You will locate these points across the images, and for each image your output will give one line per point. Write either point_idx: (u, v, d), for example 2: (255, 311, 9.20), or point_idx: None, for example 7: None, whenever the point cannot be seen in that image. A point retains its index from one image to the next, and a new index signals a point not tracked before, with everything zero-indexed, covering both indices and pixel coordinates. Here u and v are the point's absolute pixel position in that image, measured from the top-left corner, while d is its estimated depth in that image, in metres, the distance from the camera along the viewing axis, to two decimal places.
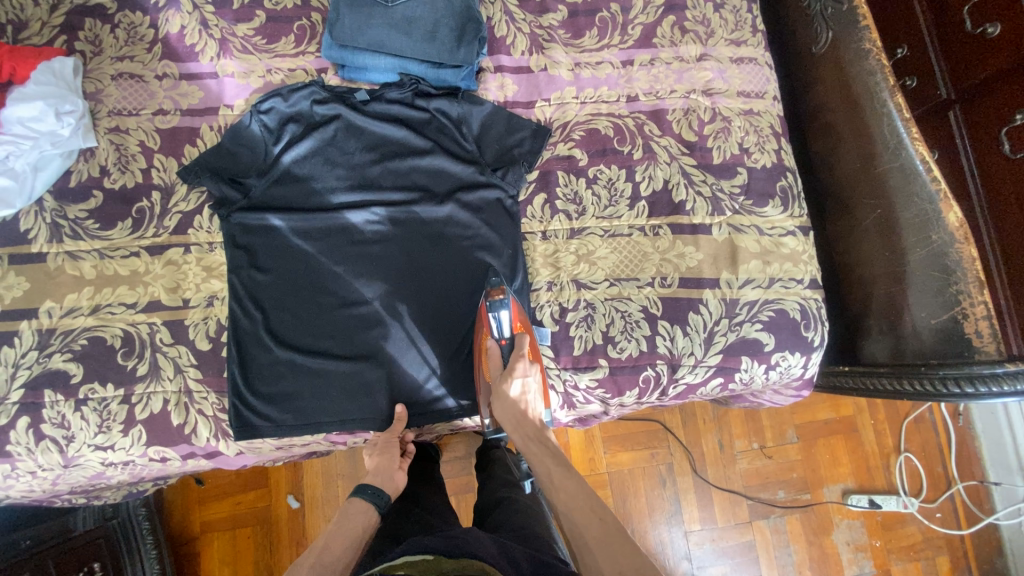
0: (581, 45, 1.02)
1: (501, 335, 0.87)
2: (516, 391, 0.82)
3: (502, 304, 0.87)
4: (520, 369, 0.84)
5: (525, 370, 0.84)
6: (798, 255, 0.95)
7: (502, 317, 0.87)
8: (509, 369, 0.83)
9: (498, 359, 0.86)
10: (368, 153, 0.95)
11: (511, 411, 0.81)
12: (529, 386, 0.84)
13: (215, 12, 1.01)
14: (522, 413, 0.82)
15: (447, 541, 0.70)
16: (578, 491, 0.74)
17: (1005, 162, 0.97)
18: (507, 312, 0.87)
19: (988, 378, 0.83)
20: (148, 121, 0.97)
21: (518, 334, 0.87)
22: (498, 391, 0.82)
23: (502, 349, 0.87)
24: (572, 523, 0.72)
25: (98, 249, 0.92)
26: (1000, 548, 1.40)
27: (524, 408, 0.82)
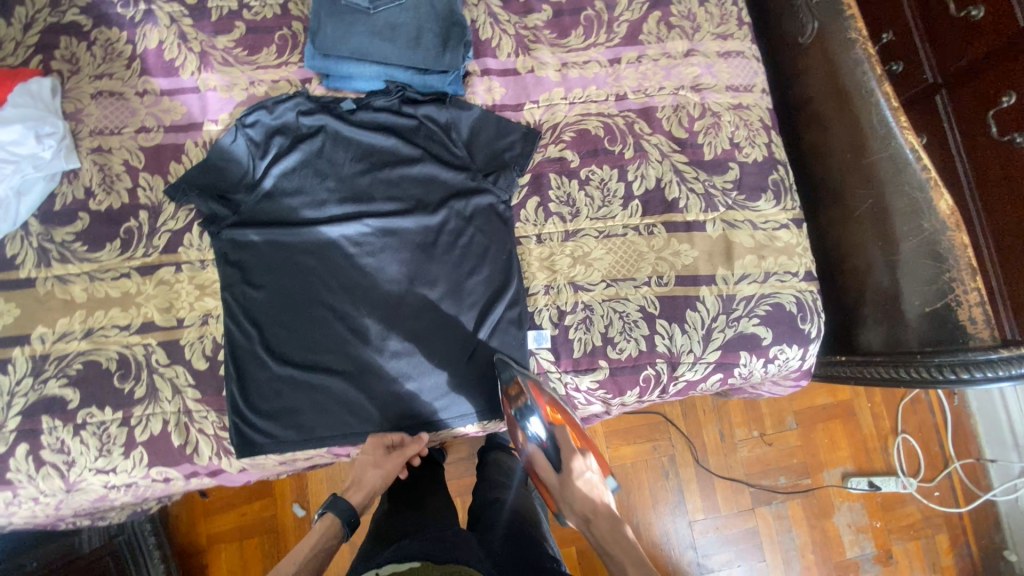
0: (567, 45, 1.01)
1: (539, 437, 0.89)
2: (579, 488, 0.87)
3: (530, 410, 0.86)
4: (578, 466, 0.88)
5: (581, 466, 0.88)
6: (792, 249, 0.95)
7: (533, 422, 0.87)
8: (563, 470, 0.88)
9: (548, 462, 0.90)
10: (357, 163, 0.94)
11: (579, 512, 0.86)
12: (591, 479, 0.88)
13: (194, 25, 1.00)
14: (590, 508, 0.85)
15: (436, 547, 0.70)
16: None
17: (993, 144, 0.97)
18: (536, 415, 0.87)
19: (984, 363, 0.83)
20: (131, 138, 0.96)
21: (555, 432, 0.88)
22: (562, 495, 0.88)
23: (548, 451, 0.90)
24: None
25: (88, 271, 0.91)
26: (998, 523, 1.43)
27: (594, 504, 0.85)
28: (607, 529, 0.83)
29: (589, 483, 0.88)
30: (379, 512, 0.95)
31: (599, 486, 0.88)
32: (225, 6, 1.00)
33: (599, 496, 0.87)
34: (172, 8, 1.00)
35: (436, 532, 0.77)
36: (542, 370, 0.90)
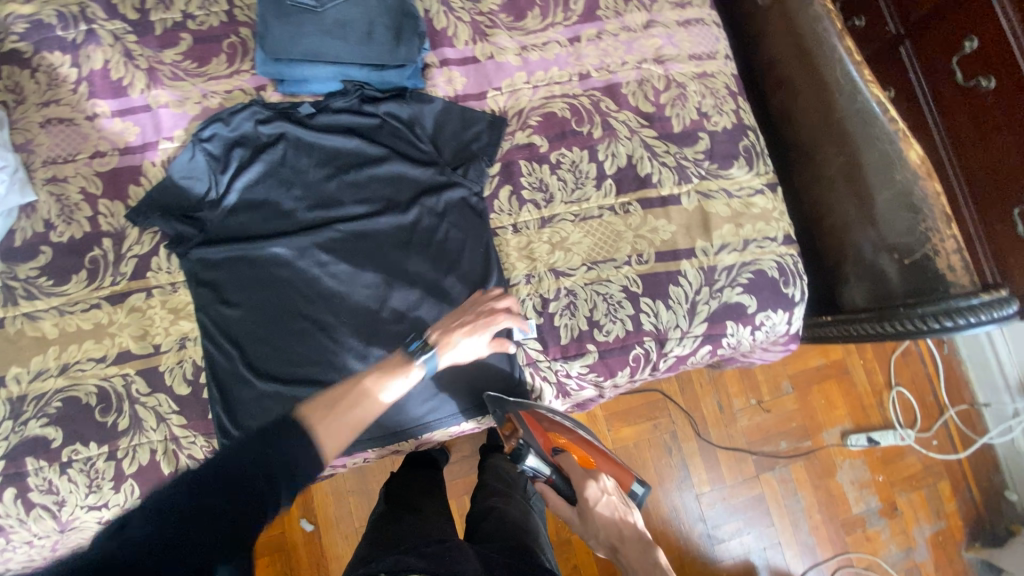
0: (525, 27, 0.99)
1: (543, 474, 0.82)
2: (605, 513, 0.78)
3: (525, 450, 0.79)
4: (594, 491, 0.80)
5: (597, 490, 0.80)
6: (769, 214, 0.95)
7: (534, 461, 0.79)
8: (581, 497, 0.80)
9: (559, 495, 0.82)
10: (322, 168, 0.91)
11: (607, 541, 0.78)
12: (613, 499, 0.80)
13: (139, 41, 0.96)
14: (619, 531, 0.77)
15: (437, 562, 0.67)
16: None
17: (959, 89, 1.07)
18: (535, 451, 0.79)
19: (966, 309, 0.84)
20: (86, 165, 0.93)
21: (559, 457, 0.84)
22: (586, 526, 0.79)
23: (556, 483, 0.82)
24: None
25: (56, 306, 0.88)
26: (997, 465, 1.46)
27: (621, 531, 0.77)
28: (636, 556, 0.77)
29: (612, 507, 0.79)
30: (376, 514, 0.94)
31: (624, 506, 0.80)
32: (170, 18, 0.97)
33: (625, 521, 0.79)
34: (115, 27, 0.97)
35: (429, 545, 0.75)
36: (531, 361, 0.90)
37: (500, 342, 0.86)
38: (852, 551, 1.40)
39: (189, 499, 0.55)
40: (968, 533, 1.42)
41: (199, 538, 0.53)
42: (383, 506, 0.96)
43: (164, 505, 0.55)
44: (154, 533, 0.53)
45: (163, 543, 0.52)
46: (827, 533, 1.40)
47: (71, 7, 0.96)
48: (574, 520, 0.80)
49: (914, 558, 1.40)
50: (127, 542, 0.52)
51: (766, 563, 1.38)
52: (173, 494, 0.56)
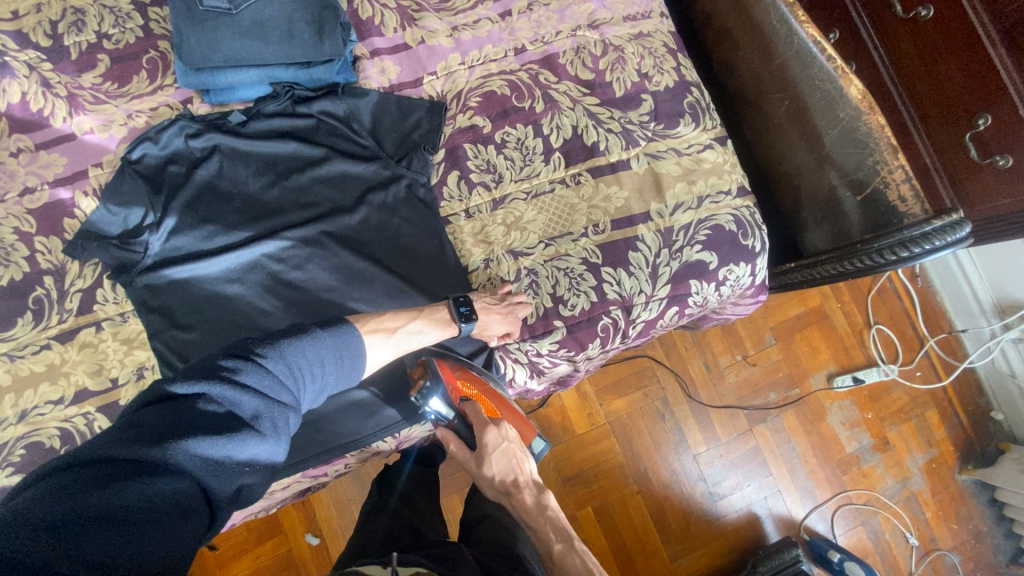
0: (453, 7, 0.96)
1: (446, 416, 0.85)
2: (500, 463, 0.85)
3: (433, 391, 0.82)
4: (495, 439, 0.85)
5: (496, 437, 0.85)
6: (721, 167, 0.94)
7: (435, 402, 0.82)
8: (481, 446, 0.84)
9: (461, 438, 0.87)
10: (262, 176, 0.89)
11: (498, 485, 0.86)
12: (512, 448, 0.86)
13: (55, 68, 0.92)
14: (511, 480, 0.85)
15: (437, 562, 0.67)
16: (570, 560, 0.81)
17: (900, 22, 1.07)
18: (438, 394, 0.82)
19: (919, 238, 0.82)
20: (16, 204, 0.89)
21: (466, 405, 0.85)
22: (481, 471, 0.85)
23: (458, 427, 0.87)
24: None
25: (6, 352, 0.85)
26: (979, 388, 1.49)
27: (512, 475, 0.85)
28: (528, 503, 0.85)
29: (507, 455, 0.85)
30: (369, 507, 0.95)
31: (520, 455, 0.87)
32: (83, 40, 0.93)
33: (518, 467, 0.86)
34: (27, 56, 0.92)
35: (432, 543, 0.74)
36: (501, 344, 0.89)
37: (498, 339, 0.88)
38: (850, 489, 1.43)
39: (257, 392, 0.55)
40: (960, 457, 1.46)
41: (263, 431, 0.54)
42: (376, 497, 0.96)
43: (226, 393, 0.53)
44: (223, 420, 0.51)
45: (232, 431, 0.51)
46: (824, 474, 1.43)
47: None
48: (469, 461, 0.86)
49: (910, 488, 1.44)
50: (188, 426, 0.49)
51: (768, 512, 1.40)
52: (232, 383, 0.54)
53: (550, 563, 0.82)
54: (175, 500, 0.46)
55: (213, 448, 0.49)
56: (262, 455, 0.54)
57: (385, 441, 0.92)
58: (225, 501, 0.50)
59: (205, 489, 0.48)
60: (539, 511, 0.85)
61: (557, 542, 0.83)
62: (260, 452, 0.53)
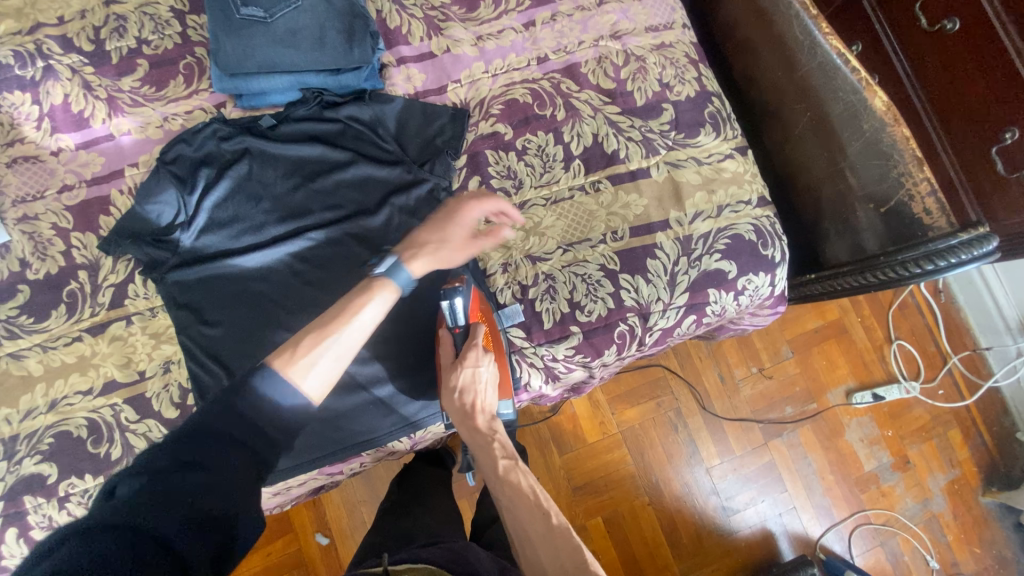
0: (478, 17, 0.98)
1: (454, 323, 0.79)
2: (463, 382, 0.77)
3: (458, 292, 0.78)
4: (474, 358, 0.77)
5: (475, 360, 0.77)
6: (741, 177, 0.94)
7: (457, 304, 0.78)
8: (460, 359, 0.77)
9: (450, 347, 0.80)
10: (289, 179, 0.92)
11: (454, 403, 0.78)
12: (481, 377, 0.78)
13: (96, 72, 0.96)
14: (466, 405, 0.78)
15: (450, 557, 0.68)
16: (520, 484, 0.74)
17: (925, 34, 1.07)
18: (463, 299, 0.78)
19: (945, 251, 0.81)
20: (55, 200, 0.93)
21: (473, 323, 0.79)
22: (445, 381, 0.79)
23: (455, 337, 0.80)
24: (513, 517, 0.72)
25: (39, 343, 0.89)
26: (1004, 408, 1.45)
27: (469, 400, 0.78)
28: (477, 421, 0.78)
29: (475, 382, 0.78)
30: (384, 507, 0.96)
31: (487, 388, 0.79)
32: (124, 46, 0.97)
33: (480, 396, 0.78)
34: (70, 60, 0.97)
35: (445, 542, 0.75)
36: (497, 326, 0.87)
37: (500, 233, 0.81)
38: (869, 508, 1.39)
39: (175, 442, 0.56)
40: (984, 479, 1.41)
41: (189, 465, 0.54)
42: (394, 496, 0.98)
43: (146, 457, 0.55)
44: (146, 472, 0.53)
45: (155, 476, 0.52)
46: (841, 492, 1.40)
47: (27, 45, 0.97)
48: (444, 368, 0.80)
49: (932, 509, 1.40)
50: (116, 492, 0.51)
51: (783, 529, 1.37)
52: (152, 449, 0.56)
53: (495, 481, 0.75)
54: (113, 539, 0.46)
55: (139, 495, 0.51)
56: (201, 483, 0.53)
57: (401, 441, 0.93)
58: (172, 530, 0.49)
59: (147, 528, 0.48)
60: (488, 434, 0.78)
61: (502, 460, 0.77)
62: (197, 481, 0.53)
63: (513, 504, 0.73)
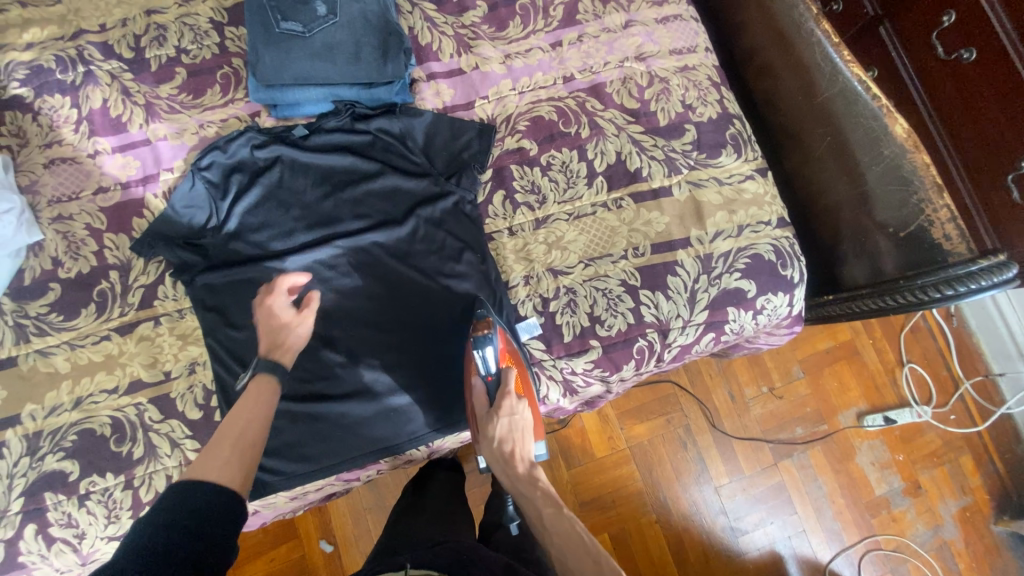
0: (507, 36, 1.01)
1: (486, 372, 0.84)
2: (502, 430, 0.83)
3: (488, 340, 0.82)
4: (508, 406, 0.83)
5: (511, 406, 0.83)
6: (761, 198, 0.96)
7: (488, 354, 0.82)
8: (497, 408, 0.83)
9: (484, 395, 0.85)
10: (318, 188, 0.94)
11: (496, 451, 0.83)
12: (517, 422, 0.84)
13: (135, 79, 1.00)
14: (507, 453, 0.83)
15: (455, 561, 0.68)
16: (567, 528, 0.75)
17: (942, 63, 1.09)
18: (494, 347, 0.82)
19: (964, 277, 0.82)
20: (90, 202, 0.95)
21: (504, 370, 0.84)
22: (484, 431, 0.84)
23: (488, 385, 0.85)
24: (562, 562, 0.73)
25: (68, 340, 0.90)
26: (1018, 436, 1.44)
27: (509, 448, 0.83)
28: (518, 468, 0.83)
29: (512, 427, 0.83)
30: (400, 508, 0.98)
31: (523, 431, 0.85)
32: (163, 54, 1.01)
33: (518, 443, 0.84)
34: (111, 66, 1.00)
35: (455, 542, 0.77)
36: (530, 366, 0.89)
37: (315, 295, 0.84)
38: (879, 533, 1.38)
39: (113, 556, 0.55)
40: (997, 507, 1.40)
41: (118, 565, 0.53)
42: (409, 497, 1.01)
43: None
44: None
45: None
46: (852, 516, 1.38)
47: (70, 51, 1.00)
48: (480, 418, 0.85)
49: (943, 536, 1.38)
50: None
51: (792, 552, 1.36)
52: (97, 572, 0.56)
53: (542, 528, 0.77)
54: None
55: None
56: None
57: (418, 449, 0.93)
58: None
59: None
60: (529, 479, 0.82)
61: (547, 508, 0.78)
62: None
63: (563, 551, 0.74)
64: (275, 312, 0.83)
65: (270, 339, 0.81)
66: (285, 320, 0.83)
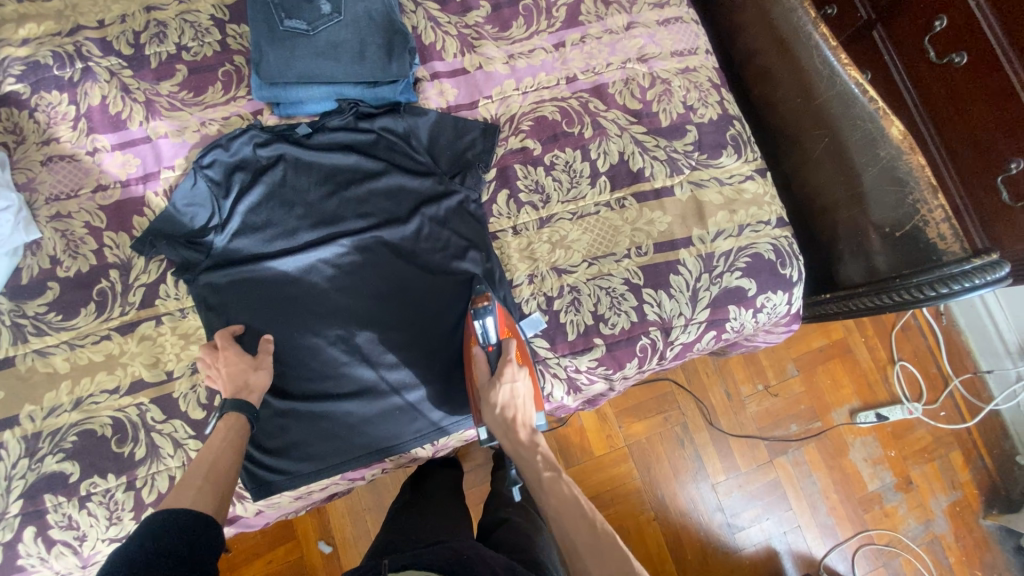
0: (510, 37, 1.02)
1: (487, 341, 0.83)
2: (505, 397, 0.81)
3: (488, 310, 0.82)
4: (511, 374, 0.81)
5: (512, 374, 0.81)
6: (761, 198, 0.97)
7: (489, 323, 0.82)
8: (498, 375, 0.81)
9: (485, 365, 0.84)
10: (322, 187, 0.94)
11: (497, 419, 0.81)
12: (519, 390, 0.82)
13: (135, 75, 0.98)
14: (509, 421, 0.81)
15: (453, 562, 0.68)
16: (565, 493, 0.77)
17: (934, 67, 1.12)
18: (494, 317, 0.82)
19: (959, 275, 0.84)
20: (89, 200, 0.94)
21: (504, 340, 0.83)
22: (485, 399, 0.81)
23: (489, 354, 0.84)
24: (559, 527, 0.74)
25: (67, 340, 0.89)
26: (1005, 431, 1.48)
27: (511, 415, 0.81)
28: (521, 435, 0.81)
29: (514, 396, 0.81)
30: (398, 505, 0.98)
31: (526, 400, 0.83)
32: (163, 51, 1.00)
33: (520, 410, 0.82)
34: (109, 63, 0.99)
35: (452, 542, 0.76)
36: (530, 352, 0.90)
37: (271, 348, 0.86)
38: (872, 528, 1.40)
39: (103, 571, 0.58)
40: (985, 501, 1.43)
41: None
42: (408, 495, 1.01)
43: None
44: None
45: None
46: (845, 512, 1.41)
47: (67, 47, 0.99)
48: (481, 388, 0.82)
49: (934, 530, 1.41)
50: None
51: (787, 548, 1.38)
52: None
53: (541, 492, 0.78)
54: None
55: None
56: None
57: (423, 447, 0.94)
58: None
59: None
60: (531, 446, 0.81)
61: (546, 471, 0.79)
62: None
63: (559, 515, 0.75)
64: (234, 356, 0.83)
65: (235, 382, 0.81)
66: (246, 363, 0.83)
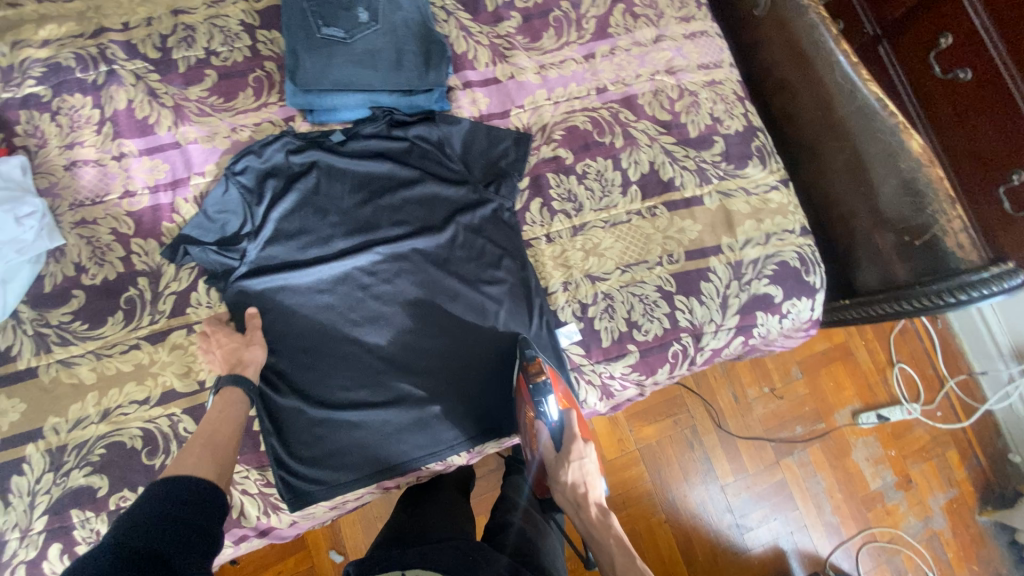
0: (542, 47, 1.03)
1: (550, 419, 0.83)
2: (574, 474, 0.83)
3: (547, 387, 0.82)
4: (577, 450, 0.84)
5: (580, 448, 0.84)
6: (785, 208, 1.00)
7: (550, 400, 0.82)
8: (565, 452, 0.84)
9: (549, 441, 0.85)
10: (356, 194, 0.94)
11: (569, 496, 0.83)
12: (588, 467, 0.84)
13: (162, 79, 0.97)
14: (580, 497, 0.82)
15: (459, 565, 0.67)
16: None
17: (938, 81, 1.17)
18: (554, 394, 0.82)
19: (977, 283, 0.88)
20: (115, 206, 0.92)
21: (564, 413, 0.85)
22: (555, 475, 0.84)
23: (551, 430, 0.84)
24: None
25: (93, 350, 0.87)
26: (997, 431, 1.54)
27: (581, 491, 0.82)
28: (592, 515, 0.82)
29: (582, 472, 0.83)
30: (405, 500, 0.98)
31: (595, 476, 0.84)
32: (192, 55, 0.98)
33: (589, 487, 0.83)
34: (136, 66, 0.97)
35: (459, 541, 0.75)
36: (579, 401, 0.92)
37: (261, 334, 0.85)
38: (874, 526, 1.45)
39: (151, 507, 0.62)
40: (980, 498, 1.49)
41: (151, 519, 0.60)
42: (415, 491, 1.01)
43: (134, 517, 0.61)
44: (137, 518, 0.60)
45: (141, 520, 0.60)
46: (850, 511, 1.45)
47: (91, 49, 0.97)
48: (549, 463, 0.85)
49: (933, 527, 1.46)
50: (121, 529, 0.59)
51: (794, 547, 1.41)
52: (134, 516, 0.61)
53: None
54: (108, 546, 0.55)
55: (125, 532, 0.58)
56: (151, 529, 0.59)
57: (458, 456, 0.93)
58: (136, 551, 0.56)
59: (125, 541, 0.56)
60: (603, 528, 0.80)
61: (619, 560, 0.76)
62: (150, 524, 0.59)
63: None
64: (225, 337, 0.84)
65: (229, 360, 0.82)
66: (237, 342, 0.84)
